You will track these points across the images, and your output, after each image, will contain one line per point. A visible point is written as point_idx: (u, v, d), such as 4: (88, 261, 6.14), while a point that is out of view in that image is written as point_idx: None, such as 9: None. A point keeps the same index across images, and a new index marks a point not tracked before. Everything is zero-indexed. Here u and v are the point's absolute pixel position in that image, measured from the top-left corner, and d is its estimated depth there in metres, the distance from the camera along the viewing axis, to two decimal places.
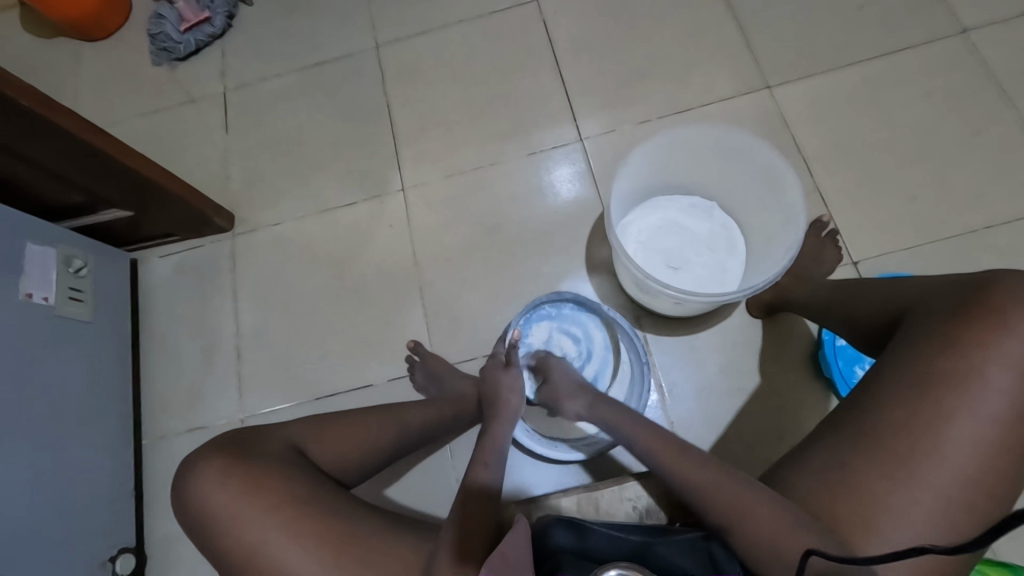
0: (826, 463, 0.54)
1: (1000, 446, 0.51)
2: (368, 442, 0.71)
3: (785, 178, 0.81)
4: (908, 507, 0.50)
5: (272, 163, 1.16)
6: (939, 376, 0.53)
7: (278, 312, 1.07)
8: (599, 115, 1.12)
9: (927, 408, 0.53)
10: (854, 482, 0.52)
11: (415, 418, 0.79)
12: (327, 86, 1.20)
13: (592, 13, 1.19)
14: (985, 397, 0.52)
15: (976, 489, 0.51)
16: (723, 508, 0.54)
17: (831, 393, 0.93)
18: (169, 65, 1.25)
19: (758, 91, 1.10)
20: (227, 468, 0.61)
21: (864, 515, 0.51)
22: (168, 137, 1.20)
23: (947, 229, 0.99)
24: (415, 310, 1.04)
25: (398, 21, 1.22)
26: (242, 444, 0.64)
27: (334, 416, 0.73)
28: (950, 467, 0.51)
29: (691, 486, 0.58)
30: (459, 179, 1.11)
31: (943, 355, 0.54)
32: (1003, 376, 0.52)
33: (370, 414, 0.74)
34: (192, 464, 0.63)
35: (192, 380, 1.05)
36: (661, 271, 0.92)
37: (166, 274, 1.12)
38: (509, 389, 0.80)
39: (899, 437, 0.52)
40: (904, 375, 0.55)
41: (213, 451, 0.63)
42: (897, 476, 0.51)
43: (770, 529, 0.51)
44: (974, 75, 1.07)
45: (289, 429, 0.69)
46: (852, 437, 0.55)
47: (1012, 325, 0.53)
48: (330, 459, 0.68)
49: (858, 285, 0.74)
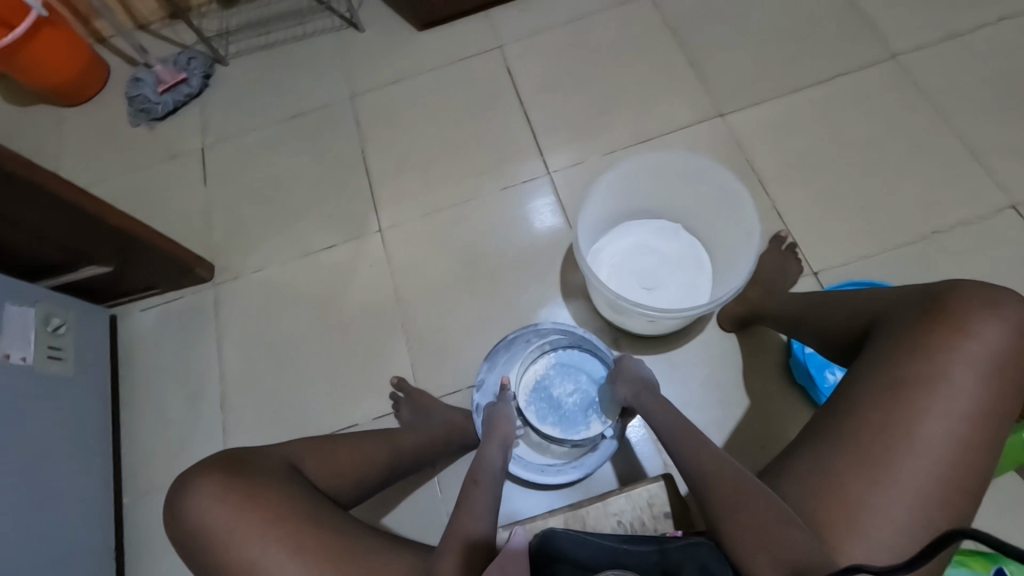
0: (811, 465, 0.57)
1: (968, 444, 0.54)
2: (365, 461, 0.73)
3: (741, 198, 0.86)
4: (888, 505, 0.53)
5: (252, 212, 1.19)
6: (910, 378, 0.57)
7: (262, 358, 1.07)
8: (566, 149, 1.17)
9: (902, 408, 0.56)
10: (838, 485, 0.54)
11: (407, 442, 0.82)
12: (303, 136, 1.24)
13: (554, 55, 1.26)
14: (952, 395, 0.56)
15: (950, 483, 0.54)
16: (718, 497, 0.57)
17: (805, 399, 0.97)
18: (148, 125, 1.28)
19: (712, 119, 1.17)
20: (224, 483, 0.61)
21: (848, 516, 0.53)
22: (149, 194, 1.22)
23: (899, 237, 1.06)
24: (398, 346, 1.06)
25: (371, 72, 1.28)
26: (240, 459, 0.65)
27: (328, 437, 0.74)
28: (925, 466, 0.54)
29: (694, 476, 0.61)
30: (437, 216, 1.14)
31: (914, 360, 0.58)
32: (968, 378, 0.56)
33: (365, 438, 0.76)
34: (188, 479, 0.62)
35: (176, 432, 1.04)
36: (636, 292, 0.96)
37: (146, 328, 1.12)
38: (505, 417, 0.81)
39: (876, 439, 0.56)
40: (877, 378, 0.59)
41: (211, 467, 0.62)
42: (879, 475, 0.54)
43: (758, 526, 0.53)
44: (908, 94, 1.16)
45: (287, 448, 0.69)
46: (832, 442, 0.57)
47: (974, 329, 0.57)
48: (327, 476, 0.69)
49: (824, 298, 0.79)
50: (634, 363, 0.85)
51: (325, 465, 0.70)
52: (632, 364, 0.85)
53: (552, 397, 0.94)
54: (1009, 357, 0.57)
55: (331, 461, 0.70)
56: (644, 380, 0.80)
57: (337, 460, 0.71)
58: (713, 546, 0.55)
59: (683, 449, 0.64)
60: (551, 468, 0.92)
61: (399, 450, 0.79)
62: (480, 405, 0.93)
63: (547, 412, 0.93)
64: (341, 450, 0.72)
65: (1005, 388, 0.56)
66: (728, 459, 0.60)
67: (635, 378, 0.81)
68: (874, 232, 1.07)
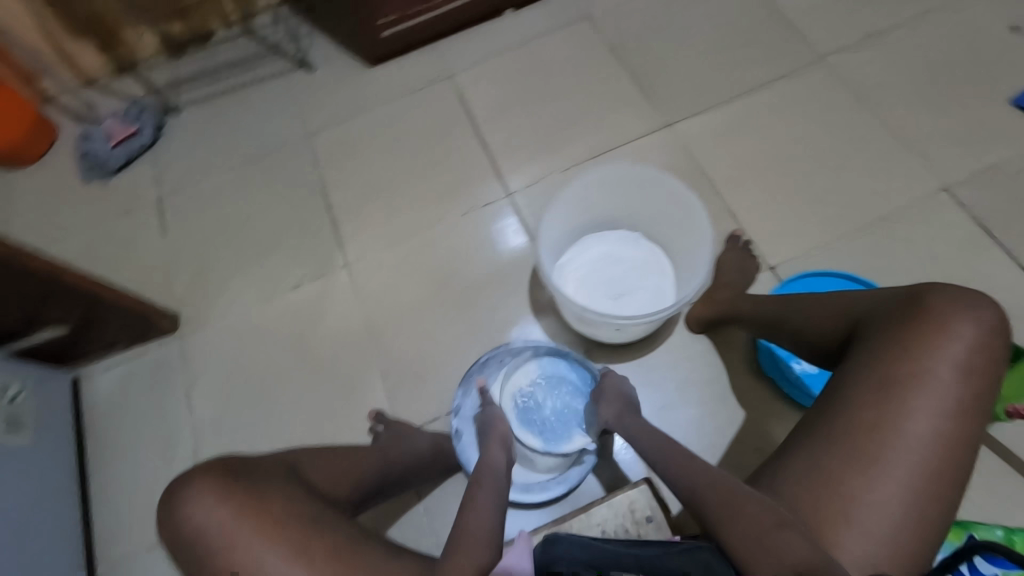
0: (807, 464, 0.58)
1: (954, 439, 0.56)
2: (358, 475, 0.74)
3: (691, 202, 0.90)
4: (882, 502, 0.54)
5: (214, 260, 1.17)
6: (897, 376, 0.59)
7: (236, 405, 1.05)
8: (524, 169, 1.20)
9: (891, 406, 0.58)
10: (833, 483, 0.56)
11: (399, 457, 0.83)
12: (262, 178, 1.24)
13: (504, 80, 1.29)
14: (937, 392, 0.57)
15: (938, 476, 0.55)
16: (716, 509, 0.58)
17: (777, 389, 1.00)
18: (101, 180, 1.26)
19: (660, 129, 1.22)
20: (225, 487, 0.60)
21: (845, 513, 0.54)
22: (105, 250, 1.20)
23: (846, 226, 1.11)
24: (374, 379, 1.05)
25: (326, 110, 1.29)
26: (239, 464, 0.64)
27: (324, 448, 0.74)
28: (915, 462, 0.55)
29: (692, 489, 0.62)
30: (403, 246, 1.15)
31: (900, 358, 0.59)
32: (951, 376, 0.58)
33: (358, 451, 0.78)
34: (188, 481, 0.61)
35: (149, 493, 1.01)
36: (605, 302, 0.99)
37: (111, 388, 1.08)
38: (497, 419, 0.83)
39: (869, 437, 0.57)
40: (866, 376, 0.60)
41: (213, 469, 0.62)
42: (872, 472, 0.55)
43: (758, 532, 0.54)
44: (839, 92, 1.23)
45: (289, 456, 0.70)
46: (827, 441, 0.59)
47: (953, 329, 0.59)
48: (325, 484, 0.69)
49: (792, 302, 0.79)
50: (614, 383, 0.87)
51: (321, 475, 0.70)
52: (617, 382, 0.86)
53: (535, 408, 0.95)
54: (986, 355, 0.59)
55: (328, 471, 0.71)
56: (626, 401, 0.83)
57: (334, 471, 0.72)
58: (715, 551, 0.56)
59: (677, 468, 0.65)
60: (536, 486, 0.92)
61: (391, 462, 0.81)
62: (461, 430, 0.92)
63: (530, 424, 0.93)
64: (337, 463, 0.73)
65: (985, 384, 0.59)
66: (725, 475, 0.61)
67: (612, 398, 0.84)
68: (821, 224, 1.12)
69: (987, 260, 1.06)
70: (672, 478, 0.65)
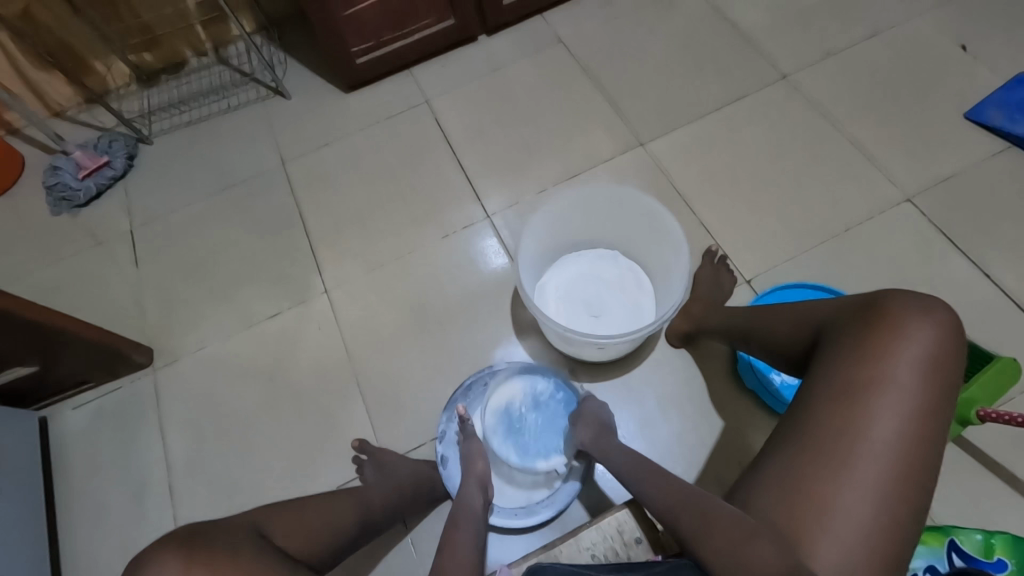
0: (779, 474, 0.58)
1: (918, 438, 0.57)
2: (331, 527, 0.71)
3: (666, 219, 0.92)
4: (854, 506, 0.54)
5: (189, 292, 1.15)
6: (861, 381, 0.59)
7: (213, 440, 1.02)
8: (501, 191, 1.21)
9: (856, 409, 0.58)
10: (803, 488, 0.56)
11: (377, 498, 0.80)
12: (237, 207, 1.23)
13: (478, 104, 1.31)
14: (897, 393, 0.58)
15: (904, 477, 0.55)
16: (692, 524, 0.57)
17: (758, 402, 1.01)
18: (70, 212, 1.24)
19: (633, 148, 1.25)
20: (186, 559, 0.55)
21: (818, 518, 0.54)
22: (74, 285, 1.17)
23: (816, 238, 1.14)
24: (356, 407, 1.03)
25: (301, 138, 1.29)
26: (199, 530, 0.58)
27: (287, 502, 0.71)
28: (882, 464, 0.56)
29: (669, 506, 0.62)
30: (381, 272, 1.15)
31: (861, 362, 0.60)
32: (909, 376, 0.59)
33: (334, 499, 0.75)
34: (143, 558, 0.55)
35: (123, 535, 0.97)
36: (584, 320, 0.99)
37: (82, 428, 1.05)
38: (477, 454, 0.83)
39: (835, 442, 0.57)
40: (829, 383, 0.61)
41: (170, 541, 0.56)
42: (842, 476, 0.55)
43: (730, 542, 0.53)
44: (803, 109, 1.28)
45: (249, 514, 0.65)
46: (795, 449, 0.59)
47: (907, 330, 0.61)
48: (297, 542, 0.66)
49: (762, 313, 0.81)
50: (595, 407, 0.88)
51: (293, 530, 0.66)
52: (596, 408, 0.88)
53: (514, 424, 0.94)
54: (942, 355, 0.60)
55: (299, 526, 0.67)
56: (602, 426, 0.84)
57: (305, 523, 0.68)
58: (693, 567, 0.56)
59: (651, 485, 0.66)
60: (524, 510, 0.92)
61: (370, 511, 0.78)
62: (445, 457, 0.93)
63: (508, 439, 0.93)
64: (308, 514, 0.69)
65: (943, 383, 0.59)
66: (700, 488, 0.61)
67: (593, 423, 0.84)
68: (793, 237, 1.15)
69: (951, 266, 1.10)
70: (651, 495, 0.65)
